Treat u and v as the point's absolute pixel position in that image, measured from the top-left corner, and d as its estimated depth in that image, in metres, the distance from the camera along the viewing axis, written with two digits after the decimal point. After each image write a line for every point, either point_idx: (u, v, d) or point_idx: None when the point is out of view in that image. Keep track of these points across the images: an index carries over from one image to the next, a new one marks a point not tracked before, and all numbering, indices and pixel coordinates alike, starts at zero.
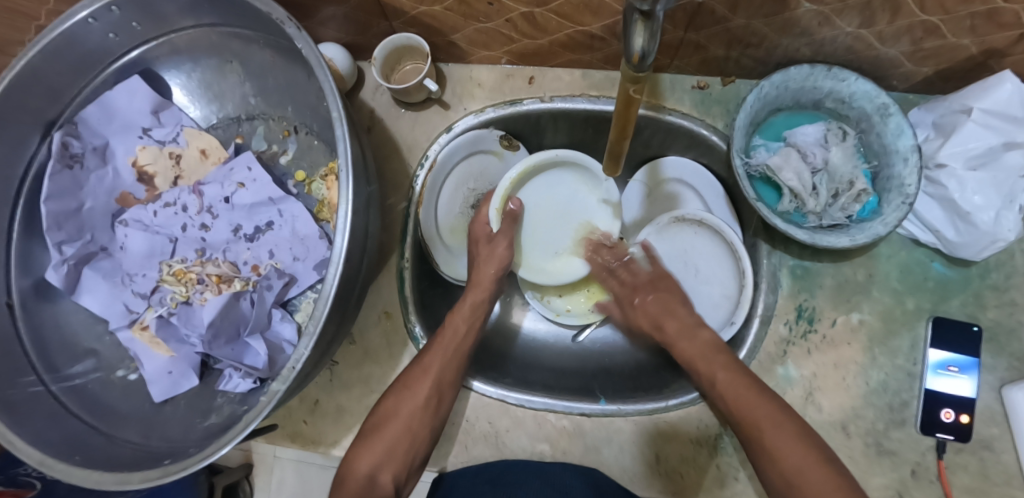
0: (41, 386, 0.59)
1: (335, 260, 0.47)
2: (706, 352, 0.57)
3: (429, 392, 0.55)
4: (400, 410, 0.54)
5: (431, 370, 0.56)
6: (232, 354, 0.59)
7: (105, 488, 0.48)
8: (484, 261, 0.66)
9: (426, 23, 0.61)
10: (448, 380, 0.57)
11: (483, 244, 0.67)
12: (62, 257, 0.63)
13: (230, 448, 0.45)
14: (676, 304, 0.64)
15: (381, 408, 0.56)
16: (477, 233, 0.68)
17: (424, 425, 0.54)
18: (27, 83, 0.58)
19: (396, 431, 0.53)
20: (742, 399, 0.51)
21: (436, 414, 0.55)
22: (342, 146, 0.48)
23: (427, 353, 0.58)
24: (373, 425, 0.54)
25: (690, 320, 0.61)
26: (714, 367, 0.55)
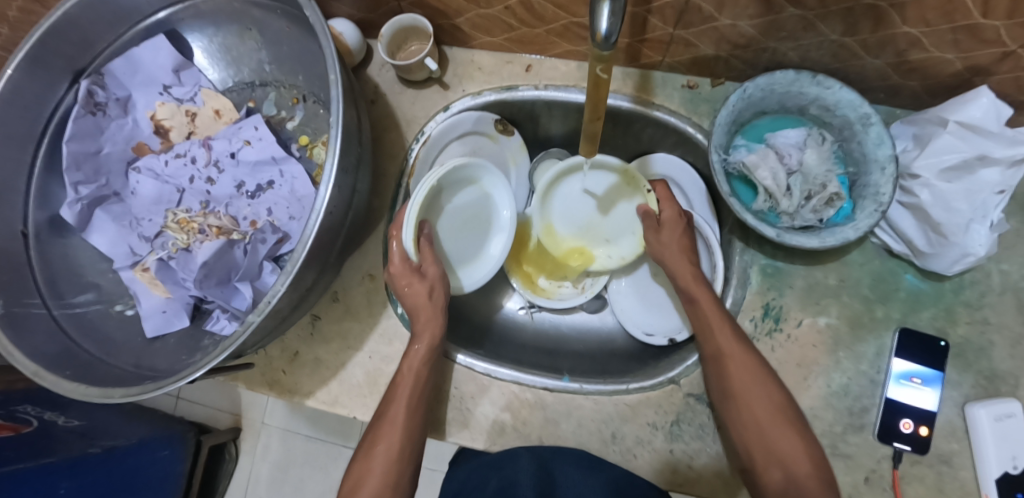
0: (44, 309, 0.63)
1: (317, 210, 0.51)
2: (745, 359, 0.54)
3: (400, 442, 0.54)
4: (376, 467, 0.53)
5: (397, 420, 0.55)
6: (221, 295, 0.64)
7: (90, 400, 0.52)
8: (414, 294, 0.59)
9: (432, 5, 0.65)
10: (417, 427, 0.56)
11: (408, 277, 0.59)
12: (78, 196, 0.68)
13: (203, 372, 0.49)
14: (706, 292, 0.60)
15: (352, 471, 0.54)
16: (399, 272, 0.59)
17: (404, 477, 0.54)
18: (62, 32, 0.63)
19: (374, 489, 0.52)
20: (778, 435, 0.51)
21: (411, 463, 0.55)
22: (337, 106, 0.52)
23: (389, 403, 0.57)
24: (350, 491, 0.53)
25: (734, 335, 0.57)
26: (744, 374, 0.54)
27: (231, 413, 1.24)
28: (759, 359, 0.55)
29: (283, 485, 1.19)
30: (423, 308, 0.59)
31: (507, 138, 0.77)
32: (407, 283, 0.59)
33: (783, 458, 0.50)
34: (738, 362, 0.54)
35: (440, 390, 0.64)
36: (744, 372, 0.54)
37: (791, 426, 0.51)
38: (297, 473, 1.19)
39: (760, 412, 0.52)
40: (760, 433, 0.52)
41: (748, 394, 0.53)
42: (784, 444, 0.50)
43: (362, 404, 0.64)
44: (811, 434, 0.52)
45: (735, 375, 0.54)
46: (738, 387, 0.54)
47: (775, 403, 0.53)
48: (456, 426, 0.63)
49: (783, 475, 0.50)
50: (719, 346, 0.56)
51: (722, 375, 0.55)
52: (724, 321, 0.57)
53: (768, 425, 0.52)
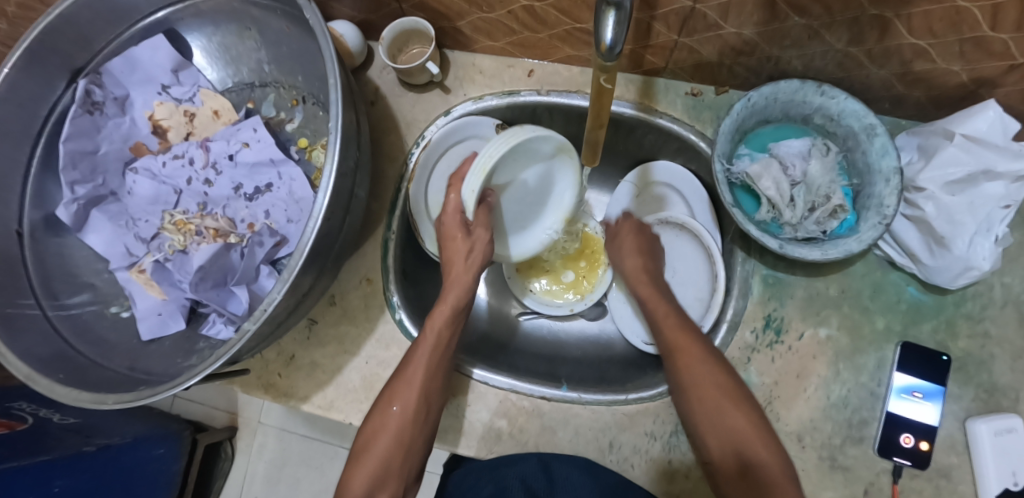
0: (38, 310, 0.63)
1: (315, 215, 0.50)
2: (697, 352, 0.57)
3: (416, 403, 0.56)
4: (388, 422, 0.55)
5: (414, 382, 0.56)
6: (216, 298, 0.63)
7: (82, 405, 0.51)
8: (455, 251, 0.63)
9: (434, 9, 0.64)
10: (434, 389, 0.57)
11: (455, 231, 0.63)
12: (74, 196, 0.67)
13: (197, 379, 0.49)
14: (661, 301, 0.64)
15: (365, 429, 0.57)
16: (450, 226, 0.63)
17: (416, 440, 0.55)
18: (60, 29, 0.63)
19: (386, 447, 0.55)
20: (725, 419, 0.53)
21: (426, 423, 0.56)
22: (336, 110, 0.51)
23: (409, 361, 0.58)
24: (363, 444, 0.55)
25: (679, 317, 0.62)
26: (695, 366, 0.56)
27: (227, 412, 1.23)
28: (711, 355, 0.57)
29: (277, 485, 1.18)
30: (457, 267, 0.62)
31: None
32: (453, 236, 0.63)
33: (738, 442, 0.51)
34: (688, 353, 0.57)
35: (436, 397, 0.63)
36: (693, 361, 0.56)
37: (742, 413, 0.53)
38: (291, 473, 1.19)
39: (709, 399, 0.54)
40: (710, 422, 0.53)
41: (701, 384, 0.55)
42: (741, 431, 0.52)
43: (357, 410, 0.64)
44: (765, 421, 0.53)
45: (686, 366, 0.57)
46: (693, 378, 0.56)
47: (724, 385, 0.55)
48: (452, 433, 0.62)
49: (741, 461, 0.51)
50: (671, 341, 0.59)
51: (674, 369, 0.58)
52: (675, 319, 0.62)
53: (717, 413, 0.53)
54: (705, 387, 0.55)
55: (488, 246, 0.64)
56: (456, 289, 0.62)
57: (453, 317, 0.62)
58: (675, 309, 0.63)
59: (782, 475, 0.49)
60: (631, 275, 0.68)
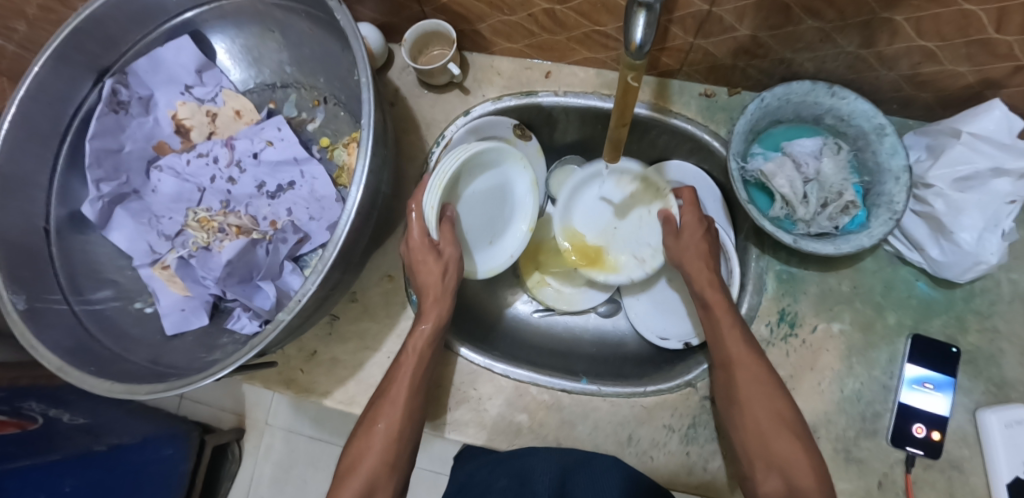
0: (65, 305, 0.63)
1: (349, 210, 0.52)
2: (755, 367, 0.55)
3: (399, 423, 0.55)
4: (373, 445, 0.53)
5: (398, 403, 0.56)
6: (242, 293, 0.64)
7: (115, 396, 0.52)
8: (425, 270, 0.60)
9: (456, 12, 0.66)
10: (416, 412, 0.56)
11: (422, 253, 0.60)
12: (99, 194, 0.68)
13: (230, 370, 0.49)
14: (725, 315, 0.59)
15: (352, 447, 0.55)
16: (416, 250, 0.60)
17: (402, 458, 0.54)
18: (90, 29, 0.64)
19: (372, 466, 0.53)
20: (777, 445, 0.52)
21: (409, 440, 0.56)
22: (368, 109, 0.53)
23: (388, 385, 0.57)
24: (348, 466, 0.53)
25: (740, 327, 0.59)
26: (751, 383, 0.55)
27: (234, 413, 1.23)
28: (766, 374, 0.55)
29: (285, 486, 1.18)
30: (433, 289, 0.60)
31: (524, 142, 0.77)
32: (423, 257, 0.60)
33: (783, 466, 0.51)
34: (746, 368, 0.56)
35: (456, 390, 0.64)
36: (751, 380, 0.55)
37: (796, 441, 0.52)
38: (299, 474, 1.19)
39: (766, 424, 0.53)
40: (760, 443, 0.53)
41: (756, 406, 0.54)
42: (786, 455, 0.51)
43: None
44: (816, 449, 0.52)
45: (743, 382, 0.55)
46: (749, 397, 0.54)
47: (779, 410, 0.53)
48: (474, 426, 0.63)
49: (784, 485, 0.50)
50: (728, 352, 0.57)
51: (729, 379, 0.56)
52: (738, 329, 0.58)
53: (770, 436, 0.52)
54: (758, 407, 0.54)
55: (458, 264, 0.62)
56: (435, 308, 0.60)
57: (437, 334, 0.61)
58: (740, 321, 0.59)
59: None
60: (696, 277, 0.63)
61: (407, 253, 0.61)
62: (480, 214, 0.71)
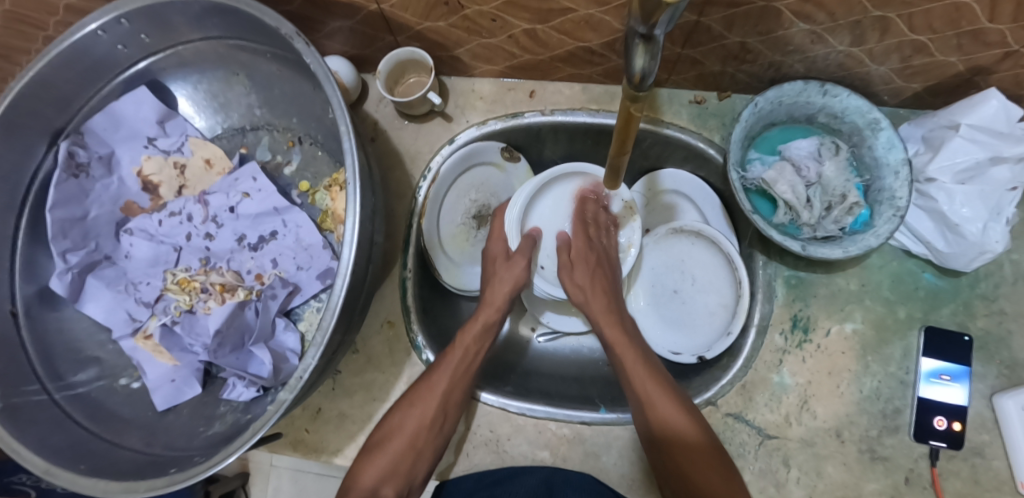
0: (45, 395, 0.59)
1: (342, 271, 0.48)
2: (659, 386, 0.56)
3: (436, 411, 0.56)
4: (406, 425, 0.55)
5: (437, 389, 0.56)
6: (236, 362, 0.59)
7: (110, 496, 0.48)
8: (499, 276, 0.65)
9: (430, 39, 0.63)
10: (455, 400, 0.57)
11: (502, 265, 0.65)
12: (67, 265, 0.63)
13: (235, 458, 0.45)
14: (631, 343, 0.61)
15: (386, 422, 0.57)
16: (496, 252, 0.67)
17: (428, 445, 0.55)
18: (37, 91, 0.59)
19: (400, 447, 0.54)
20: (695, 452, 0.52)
21: (441, 431, 0.56)
22: (350, 158, 0.49)
23: (435, 372, 0.58)
24: (380, 439, 0.55)
25: (641, 353, 0.60)
26: (655, 390, 0.55)
27: (238, 460, 1.20)
28: (669, 385, 0.57)
29: None
30: (497, 292, 0.64)
31: (514, 165, 0.75)
32: (495, 262, 0.66)
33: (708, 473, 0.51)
34: (657, 390, 0.56)
35: (473, 434, 0.62)
36: (664, 398, 0.55)
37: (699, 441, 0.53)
38: None
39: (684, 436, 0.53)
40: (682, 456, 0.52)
41: (665, 411, 0.54)
42: (686, 442, 0.52)
43: None
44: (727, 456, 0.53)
45: (654, 398, 0.55)
46: (656, 407, 0.55)
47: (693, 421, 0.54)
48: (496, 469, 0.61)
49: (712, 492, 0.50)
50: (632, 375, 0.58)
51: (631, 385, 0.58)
52: (638, 357, 0.59)
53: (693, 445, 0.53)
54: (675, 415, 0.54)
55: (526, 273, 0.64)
56: (492, 312, 0.63)
57: (484, 335, 0.62)
58: (638, 347, 0.61)
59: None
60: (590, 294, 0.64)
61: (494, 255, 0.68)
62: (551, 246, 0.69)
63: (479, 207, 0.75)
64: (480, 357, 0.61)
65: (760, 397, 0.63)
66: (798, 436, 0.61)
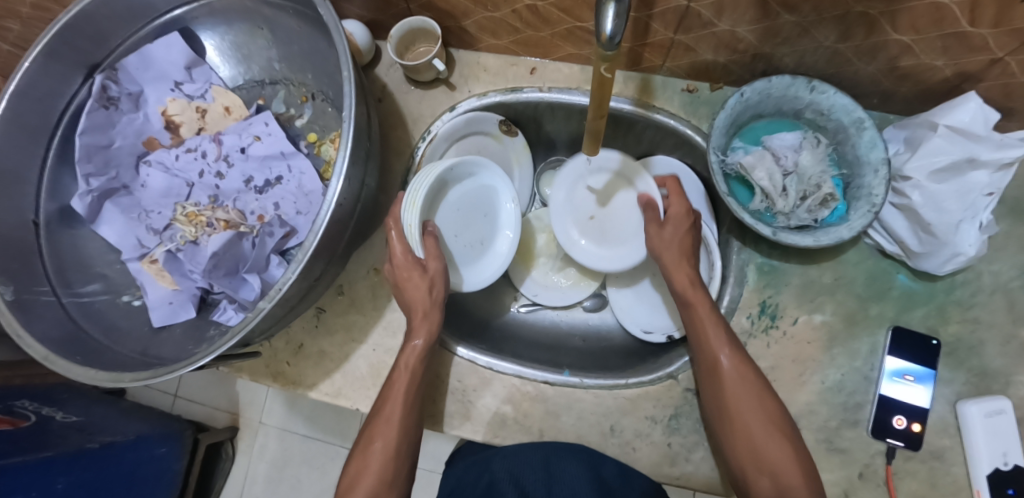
0: (53, 297, 0.64)
1: (328, 201, 0.52)
2: (740, 372, 0.55)
3: (396, 440, 0.56)
4: (369, 464, 0.55)
5: (394, 419, 0.56)
6: (229, 285, 0.65)
7: (99, 383, 0.53)
8: (411, 287, 0.60)
9: (440, 8, 0.67)
10: (412, 424, 0.58)
11: (407, 272, 0.60)
12: (88, 188, 0.68)
13: (210, 359, 0.50)
14: (727, 337, 0.57)
15: (349, 468, 0.56)
16: (402, 268, 0.60)
17: (398, 475, 0.55)
18: (80, 25, 0.65)
19: (370, 485, 0.54)
20: (768, 452, 0.52)
21: (406, 459, 0.56)
22: (348, 101, 0.53)
23: (384, 399, 0.58)
24: (347, 487, 0.54)
25: (730, 345, 0.57)
26: (739, 391, 0.54)
27: (228, 412, 1.28)
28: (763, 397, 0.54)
29: (279, 484, 1.23)
30: (421, 305, 0.60)
31: (512, 138, 0.79)
32: (405, 275, 0.60)
33: (778, 475, 0.51)
34: (737, 378, 0.55)
35: (443, 382, 0.65)
36: (743, 387, 0.55)
37: (802, 477, 0.50)
38: (294, 472, 1.23)
39: (755, 425, 0.53)
40: (754, 455, 0.53)
41: (749, 411, 0.54)
42: (761, 439, 0.53)
43: (365, 396, 0.65)
44: (806, 457, 0.52)
45: (735, 389, 0.55)
46: (736, 400, 0.54)
47: (771, 417, 0.54)
48: (460, 418, 0.64)
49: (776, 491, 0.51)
50: (716, 359, 0.56)
51: (720, 391, 0.56)
52: (725, 340, 0.57)
53: (765, 436, 0.53)
54: (746, 414, 0.54)
55: (446, 277, 0.62)
56: (422, 327, 0.60)
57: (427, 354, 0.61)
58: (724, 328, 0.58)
59: None
60: (672, 269, 0.63)
61: (393, 272, 0.62)
62: (471, 227, 0.71)
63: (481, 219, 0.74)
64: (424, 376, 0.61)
65: None
66: None
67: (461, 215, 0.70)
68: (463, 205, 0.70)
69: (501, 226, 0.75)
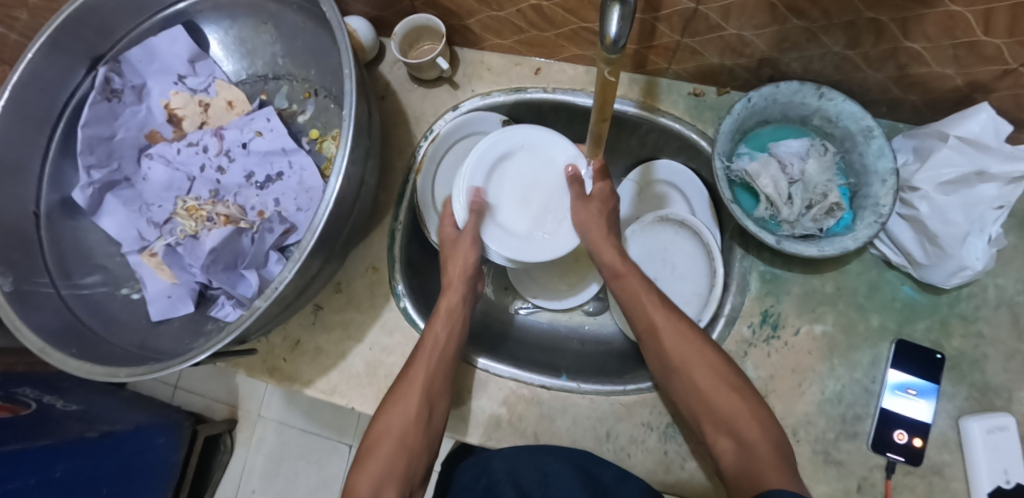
0: (52, 288, 0.64)
1: (327, 199, 0.52)
2: (677, 330, 0.58)
3: (416, 403, 0.57)
4: (393, 426, 0.57)
5: (416, 383, 0.58)
6: (227, 281, 0.65)
7: (95, 378, 0.53)
8: (453, 259, 0.66)
9: (444, 6, 0.66)
10: (437, 389, 0.59)
11: (452, 243, 0.67)
12: (90, 180, 0.69)
13: (207, 356, 0.50)
14: (660, 300, 0.61)
15: (371, 430, 0.58)
16: (447, 239, 0.68)
17: (419, 443, 0.57)
18: (84, 16, 0.65)
19: (391, 448, 0.56)
20: (715, 399, 0.54)
21: (428, 427, 0.58)
22: (350, 99, 0.53)
23: (412, 369, 0.59)
24: (368, 448, 0.57)
25: (663, 306, 0.60)
26: (677, 345, 0.57)
27: (228, 404, 1.28)
28: (701, 348, 0.57)
29: (276, 477, 1.23)
30: (455, 277, 0.66)
31: None
32: (445, 246, 0.67)
33: (729, 420, 0.52)
34: (672, 334, 0.58)
35: None
36: (678, 342, 0.57)
37: (759, 429, 0.51)
38: (290, 466, 1.24)
39: (699, 376, 0.55)
40: (704, 404, 0.54)
41: (693, 363, 0.56)
42: (705, 388, 0.55)
43: (360, 395, 0.65)
44: (757, 402, 0.54)
45: (672, 345, 0.57)
46: (676, 354, 0.57)
47: (712, 367, 0.55)
48: (454, 419, 0.64)
49: (730, 438, 0.52)
50: (652, 320, 0.60)
51: (660, 348, 0.58)
52: (657, 303, 0.61)
53: (710, 386, 0.54)
54: (689, 363, 0.56)
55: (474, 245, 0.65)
56: (452, 295, 0.65)
57: (452, 318, 0.64)
58: (657, 293, 0.62)
59: (776, 454, 0.49)
60: (598, 246, 0.64)
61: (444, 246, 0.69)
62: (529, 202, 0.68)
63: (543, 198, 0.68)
64: (453, 343, 0.62)
65: None
66: None
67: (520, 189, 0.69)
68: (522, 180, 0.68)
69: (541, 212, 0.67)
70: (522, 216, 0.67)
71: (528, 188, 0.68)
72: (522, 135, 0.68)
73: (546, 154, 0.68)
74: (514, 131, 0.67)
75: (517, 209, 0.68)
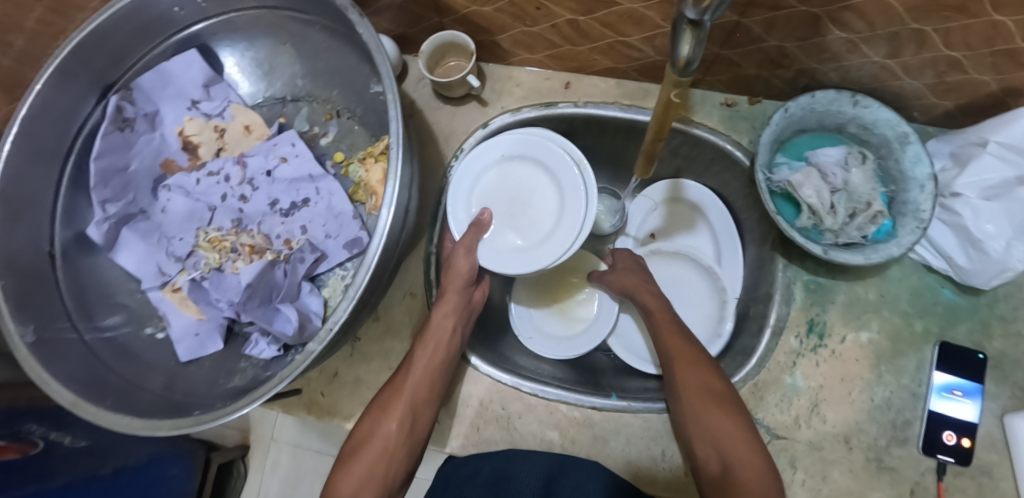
0: (74, 333, 0.61)
1: (379, 231, 0.50)
2: (690, 355, 0.61)
3: (404, 413, 0.57)
4: (377, 430, 0.57)
5: (404, 391, 0.58)
6: (262, 316, 0.61)
7: (137, 432, 0.52)
8: (454, 272, 0.62)
9: (475, 22, 0.65)
10: (422, 397, 0.58)
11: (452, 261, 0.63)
12: (105, 215, 0.65)
13: (255, 407, 0.47)
14: (677, 329, 0.65)
15: (358, 432, 0.58)
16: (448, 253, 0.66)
17: (400, 449, 0.56)
18: (94, 44, 0.62)
19: (374, 453, 0.56)
20: (710, 419, 0.56)
21: (413, 433, 0.57)
22: (395, 125, 0.51)
23: (404, 374, 0.59)
24: (352, 449, 0.57)
25: (681, 334, 0.64)
26: (686, 366, 0.60)
27: (239, 429, 1.24)
28: (711, 374, 0.59)
29: None
30: (454, 281, 0.62)
31: None
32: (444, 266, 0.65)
33: (721, 442, 0.54)
34: (686, 359, 0.61)
35: (485, 410, 0.64)
36: (688, 365, 0.60)
37: (749, 451, 0.53)
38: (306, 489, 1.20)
39: (699, 397, 0.57)
40: (698, 425, 0.56)
41: (696, 384, 0.58)
42: (703, 406, 0.57)
43: None
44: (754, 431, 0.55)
45: (682, 367, 0.60)
46: (683, 374, 0.60)
47: (715, 390, 0.58)
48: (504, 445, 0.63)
49: (720, 460, 0.53)
50: (668, 346, 0.63)
51: (672, 371, 0.61)
52: (674, 331, 0.64)
53: (708, 407, 0.56)
54: (694, 384, 0.59)
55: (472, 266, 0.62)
56: (447, 315, 0.61)
57: (444, 326, 0.61)
58: (676, 322, 0.66)
59: (760, 476, 0.51)
60: (636, 289, 0.69)
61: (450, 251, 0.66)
62: (524, 211, 0.63)
63: (544, 201, 0.63)
64: (446, 354, 0.60)
65: (771, 397, 0.64)
66: (805, 440, 0.62)
67: (512, 201, 0.64)
68: (511, 191, 0.64)
69: (556, 212, 0.62)
70: (528, 222, 0.63)
71: (523, 197, 0.64)
72: (501, 149, 0.65)
73: (531, 155, 0.64)
74: (494, 145, 0.65)
75: (518, 220, 0.63)
